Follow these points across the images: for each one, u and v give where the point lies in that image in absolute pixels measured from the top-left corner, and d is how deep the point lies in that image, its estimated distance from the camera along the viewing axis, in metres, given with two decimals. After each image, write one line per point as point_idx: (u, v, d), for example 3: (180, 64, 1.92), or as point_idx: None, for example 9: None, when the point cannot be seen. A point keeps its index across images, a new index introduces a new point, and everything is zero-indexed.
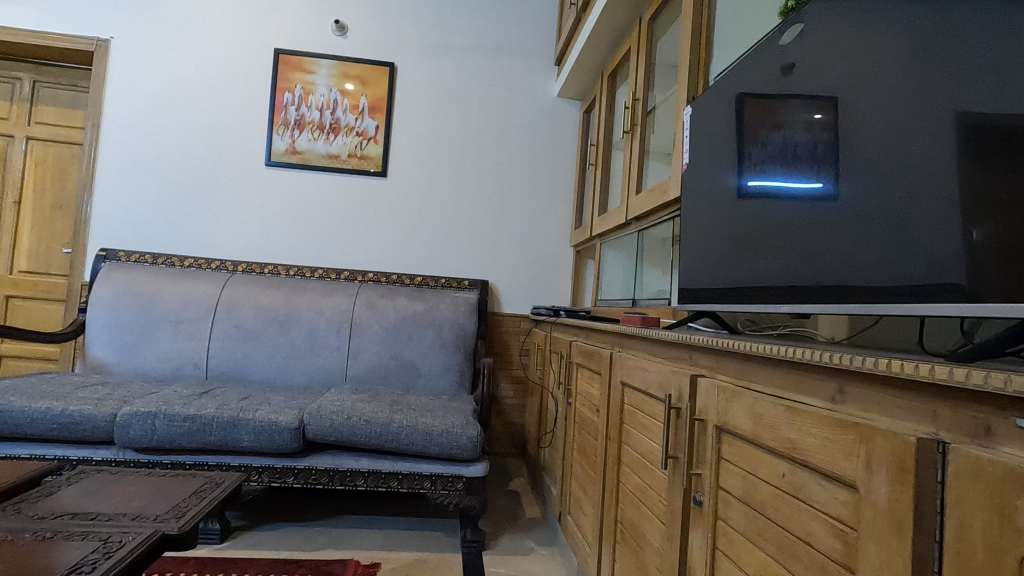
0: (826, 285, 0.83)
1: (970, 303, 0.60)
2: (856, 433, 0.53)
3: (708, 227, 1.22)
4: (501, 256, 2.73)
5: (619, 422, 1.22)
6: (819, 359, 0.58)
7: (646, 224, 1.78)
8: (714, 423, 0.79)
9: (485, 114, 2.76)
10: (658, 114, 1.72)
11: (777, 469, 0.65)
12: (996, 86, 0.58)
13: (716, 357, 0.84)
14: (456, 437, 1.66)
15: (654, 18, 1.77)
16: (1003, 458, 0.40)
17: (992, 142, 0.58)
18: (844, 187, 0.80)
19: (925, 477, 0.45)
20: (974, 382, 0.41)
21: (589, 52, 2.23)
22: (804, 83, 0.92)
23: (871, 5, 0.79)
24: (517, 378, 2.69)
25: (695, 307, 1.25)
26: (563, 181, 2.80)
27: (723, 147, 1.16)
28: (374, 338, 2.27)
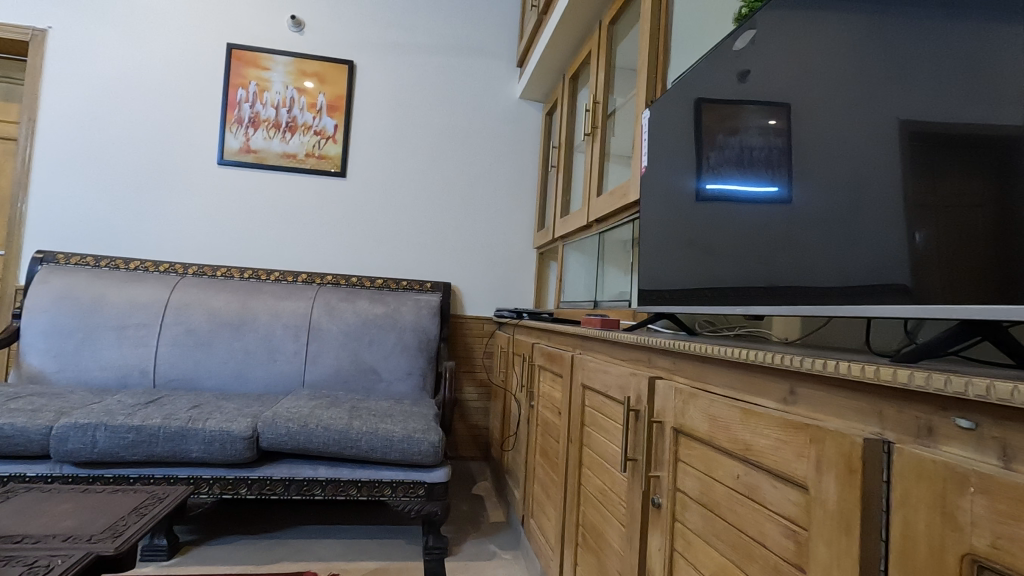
0: (779, 287, 0.85)
1: (913, 303, 0.62)
2: (806, 433, 0.54)
3: (666, 230, 1.24)
4: (464, 258, 2.71)
5: (580, 425, 1.22)
6: (771, 361, 0.59)
7: (607, 226, 1.79)
8: (672, 425, 0.80)
9: (447, 115, 2.73)
10: (618, 116, 1.73)
11: (732, 471, 0.66)
12: (938, 94, 0.60)
13: (674, 359, 0.84)
14: (417, 443, 1.63)
15: (613, 22, 1.78)
16: (944, 458, 0.40)
17: (934, 148, 0.60)
18: (795, 191, 0.82)
19: (872, 478, 0.46)
20: (917, 383, 0.42)
21: (550, 54, 2.23)
22: (758, 89, 0.93)
23: (819, 14, 0.81)
24: (481, 381, 2.66)
25: (654, 308, 1.26)
26: (526, 184, 2.79)
27: (680, 150, 1.18)
28: (333, 341, 2.21)
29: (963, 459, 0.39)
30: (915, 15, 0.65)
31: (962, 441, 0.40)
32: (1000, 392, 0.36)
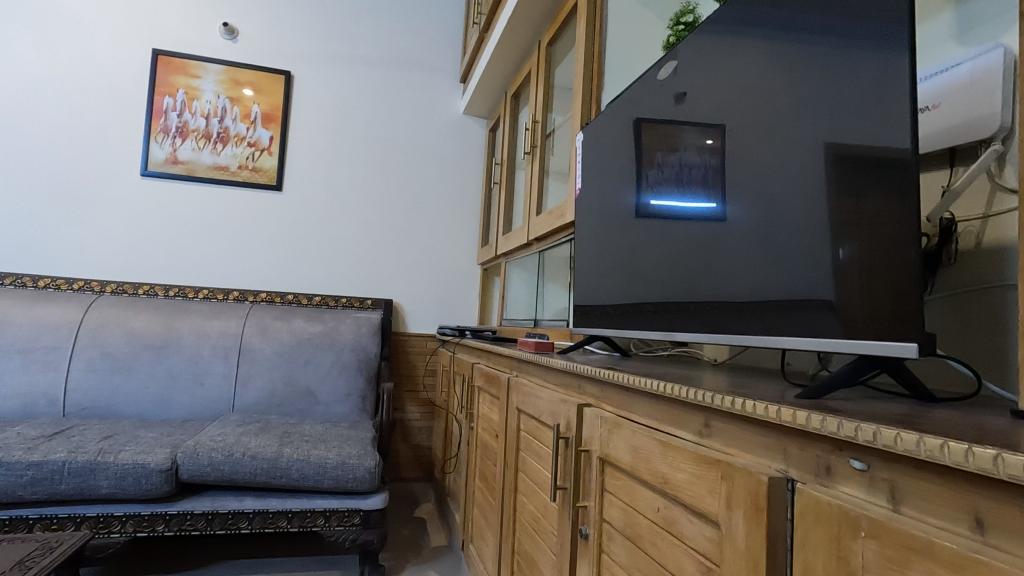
0: (708, 312, 0.85)
1: (835, 328, 0.62)
2: (717, 468, 0.54)
3: (604, 250, 1.22)
4: (406, 275, 2.66)
5: (516, 449, 1.20)
6: (686, 396, 0.59)
7: (547, 245, 1.79)
8: (598, 454, 0.79)
9: (389, 129, 2.69)
10: (557, 136, 1.74)
11: (653, 503, 0.65)
12: (861, 118, 0.60)
13: (602, 387, 0.84)
14: (352, 469, 1.57)
15: (551, 43, 1.80)
16: (841, 500, 0.41)
17: (858, 171, 0.60)
18: (728, 212, 0.81)
19: (777, 516, 0.46)
20: (812, 426, 0.43)
21: (492, 70, 2.24)
22: (693, 110, 0.92)
23: (745, 38, 0.81)
24: (424, 400, 2.61)
25: (588, 331, 1.26)
26: (470, 199, 2.78)
27: (613, 173, 1.19)
28: (265, 362, 2.12)
29: (857, 502, 0.40)
30: (838, 41, 0.64)
31: (855, 481, 0.41)
32: (885, 438, 0.37)
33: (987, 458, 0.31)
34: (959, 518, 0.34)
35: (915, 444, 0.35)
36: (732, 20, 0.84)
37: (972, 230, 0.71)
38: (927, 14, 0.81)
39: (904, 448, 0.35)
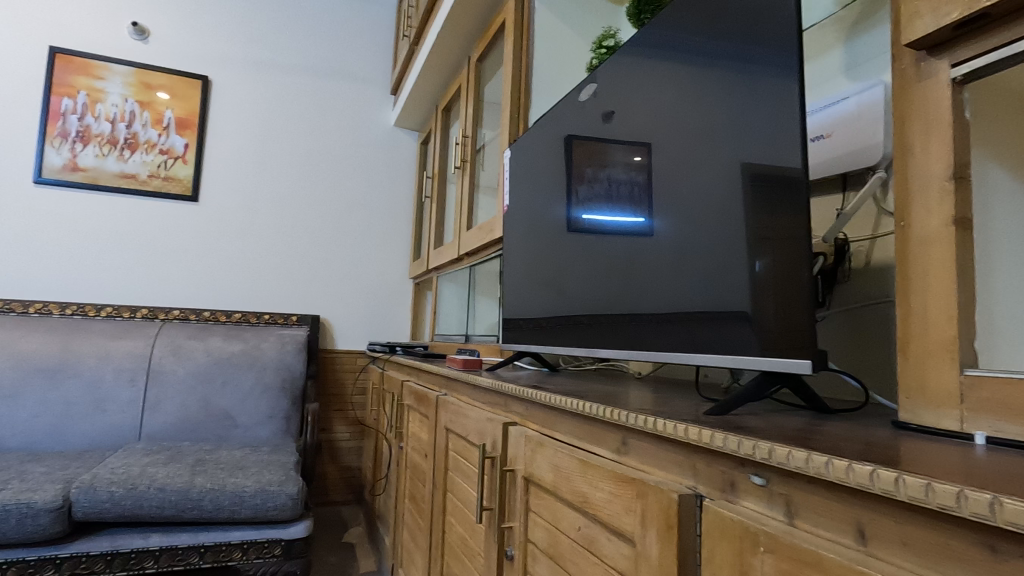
0: (634, 327, 0.86)
1: (748, 344, 0.64)
2: (632, 487, 0.54)
3: (535, 265, 1.22)
4: (333, 289, 2.58)
5: (444, 469, 1.18)
6: (603, 414, 0.60)
7: (478, 260, 1.79)
8: (523, 474, 0.78)
9: (316, 139, 2.61)
10: (487, 151, 1.75)
11: (574, 523, 0.65)
12: (772, 139, 0.62)
13: (527, 405, 0.84)
14: (272, 497, 1.48)
15: (481, 60, 1.82)
16: (743, 514, 0.42)
17: (771, 191, 0.61)
18: (654, 227, 0.82)
19: (687, 533, 0.47)
20: (716, 444, 0.44)
21: (423, 83, 2.22)
22: (619, 128, 0.93)
23: (666, 59, 0.82)
24: (354, 419, 2.51)
25: (517, 347, 1.26)
26: (401, 213, 2.74)
27: (540, 190, 1.20)
28: (177, 385, 1.97)
29: (757, 517, 0.42)
30: (744, 68, 0.67)
31: (756, 496, 0.43)
32: (778, 456, 0.39)
33: (863, 473, 0.33)
34: (845, 530, 0.36)
35: (804, 461, 0.37)
36: (651, 44, 0.86)
37: (863, 250, 0.77)
38: (820, 52, 0.88)
39: (795, 465, 0.37)
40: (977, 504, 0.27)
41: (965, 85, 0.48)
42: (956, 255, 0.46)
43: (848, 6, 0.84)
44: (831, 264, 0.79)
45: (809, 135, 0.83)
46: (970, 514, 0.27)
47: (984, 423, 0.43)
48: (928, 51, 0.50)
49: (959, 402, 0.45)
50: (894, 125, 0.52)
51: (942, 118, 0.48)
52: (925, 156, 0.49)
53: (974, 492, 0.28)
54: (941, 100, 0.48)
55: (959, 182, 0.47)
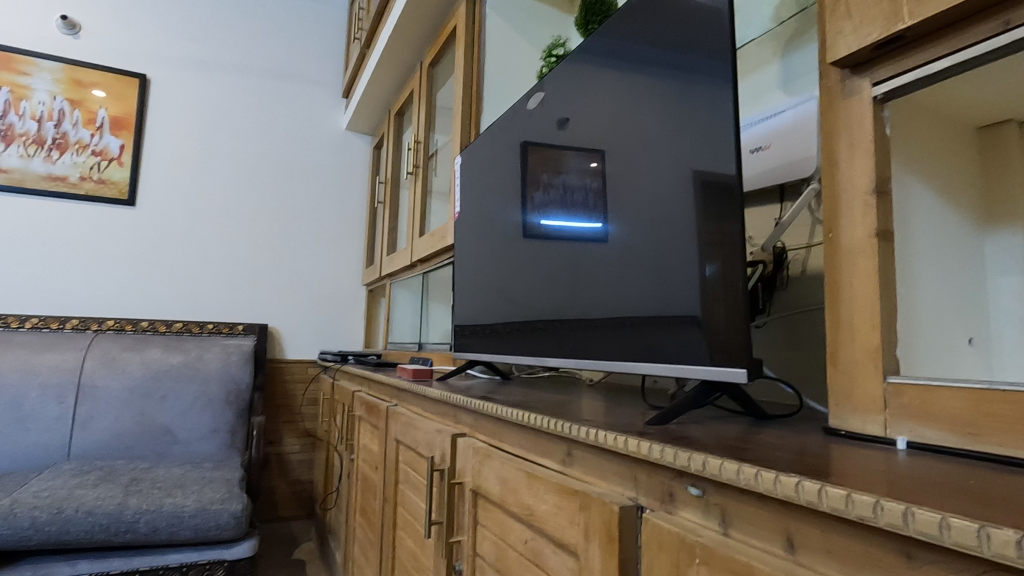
0: (587, 336, 0.85)
1: (694, 353, 0.64)
2: (576, 499, 0.54)
3: (488, 272, 1.20)
4: (282, 297, 2.50)
5: (395, 482, 1.15)
6: (548, 426, 0.60)
7: (431, 267, 1.77)
8: (471, 486, 0.77)
9: (264, 142, 2.54)
10: (439, 156, 1.73)
11: (521, 536, 0.64)
12: (723, 147, 0.61)
13: (476, 416, 0.82)
14: (213, 516, 1.41)
15: (433, 65, 1.80)
16: (680, 526, 0.43)
17: (721, 199, 0.61)
18: (609, 232, 0.81)
19: (628, 544, 0.47)
20: (654, 456, 0.45)
21: (375, 86, 2.19)
22: (574, 135, 0.90)
23: (620, 65, 0.80)
24: (304, 430, 2.43)
25: (469, 355, 1.25)
26: (354, 219, 2.68)
27: (491, 197, 1.19)
28: (111, 400, 1.87)
29: (694, 528, 0.42)
30: (692, 77, 0.66)
31: (693, 507, 0.43)
32: (712, 467, 0.39)
33: (789, 484, 0.33)
34: (775, 539, 0.36)
35: (735, 472, 0.37)
36: (602, 51, 0.85)
37: (800, 258, 0.80)
38: (758, 66, 0.91)
39: (727, 476, 0.38)
40: (892, 515, 0.28)
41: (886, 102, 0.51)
42: (878, 266, 0.48)
43: (783, 22, 0.88)
44: (770, 271, 0.80)
45: (749, 146, 0.85)
46: (886, 525, 0.28)
47: (905, 428, 0.44)
48: (851, 69, 0.52)
49: (882, 408, 0.46)
50: (823, 140, 0.54)
51: (865, 134, 0.50)
52: (850, 171, 0.51)
53: (890, 503, 0.28)
54: (863, 117, 0.50)
55: (881, 196, 0.49)
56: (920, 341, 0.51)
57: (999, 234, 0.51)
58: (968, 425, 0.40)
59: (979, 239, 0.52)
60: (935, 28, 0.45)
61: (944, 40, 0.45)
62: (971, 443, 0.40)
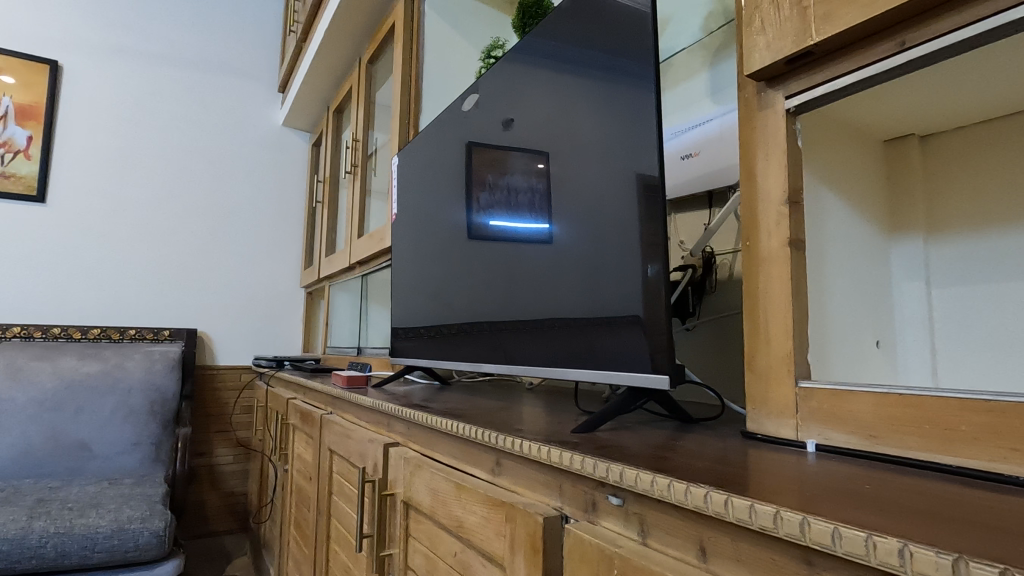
0: (528, 341, 0.83)
1: (627, 359, 0.64)
2: (502, 510, 0.53)
3: (428, 275, 1.16)
4: (212, 299, 2.38)
5: (328, 493, 1.11)
6: (477, 436, 0.59)
7: (369, 269, 1.73)
8: (402, 497, 0.75)
9: (192, 137, 2.42)
10: (378, 156, 1.69)
11: (450, 548, 0.63)
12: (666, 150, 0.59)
13: (409, 425, 0.80)
14: (132, 536, 1.32)
15: (371, 62, 1.76)
16: (600, 536, 0.42)
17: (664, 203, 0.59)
18: (554, 233, 0.78)
19: (552, 555, 0.47)
20: (576, 466, 0.44)
21: (312, 82, 2.11)
22: (518, 136, 0.87)
23: (563, 65, 0.78)
24: (237, 440, 2.31)
25: (407, 361, 1.23)
26: (292, 219, 2.58)
27: (429, 198, 1.16)
28: (17, 414, 1.71)
29: (614, 538, 0.42)
30: (631, 80, 0.64)
31: (614, 516, 0.43)
32: (628, 478, 0.39)
33: (699, 495, 0.34)
34: (689, 547, 0.37)
35: (650, 483, 0.38)
36: (542, 52, 0.82)
37: (727, 262, 0.82)
38: (688, 74, 0.94)
39: (643, 487, 0.38)
40: (791, 525, 0.28)
41: (798, 116, 0.52)
42: (791, 274, 0.50)
43: (711, 33, 0.90)
44: (700, 274, 0.83)
45: (680, 152, 0.87)
46: (785, 535, 0.29)
47: (815, 431, 0.46)
48: (767, 82, 0.53)
49: (795, 412, 0.48)
50: (743, 151, 0.55)
51: (779, 146, 0.51)
52: (766, 181, 0.52)
53: (789, 513, 0.29)
54: (778, 129, 0.52)
55: (793, 206, 0.51)
56: (852, 338, 0.55)
57: (903, 242, 0.60)
58: (871, 428, 0.42)
59: (887, 243, 0.61)
60: (842, 46, 0.46)
61: (849, 57, 0.46)
62: (873, 445, 0.42)
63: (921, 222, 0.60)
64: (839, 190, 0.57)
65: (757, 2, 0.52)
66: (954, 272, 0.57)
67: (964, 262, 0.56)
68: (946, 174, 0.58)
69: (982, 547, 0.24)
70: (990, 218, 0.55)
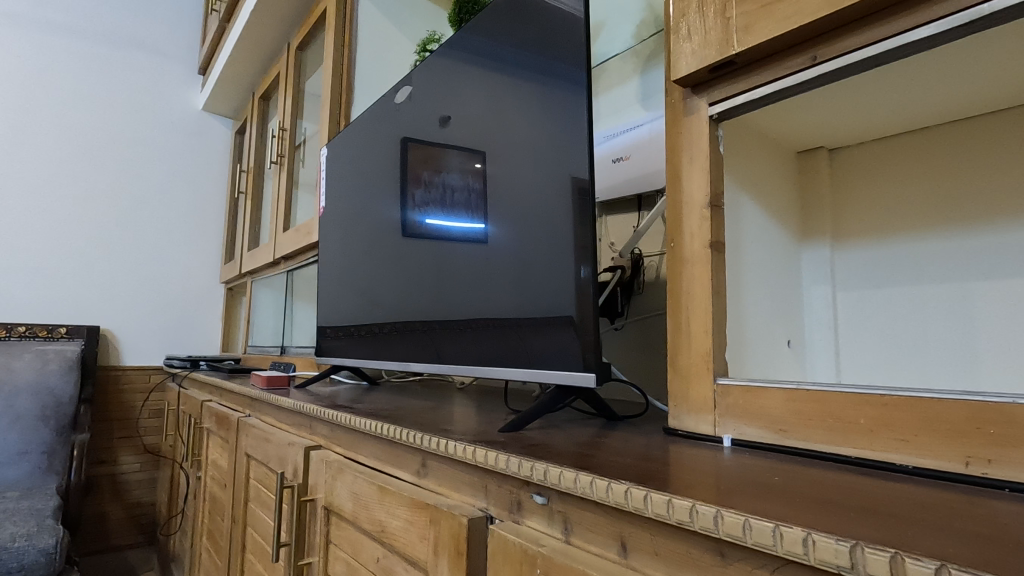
0: (460, 342, 0.81)
1: (556, 359, 0.64)
2: (426, 512, 0.51)
3: (358, 272, 1.12)
4: (119, 294, 2.20)
5: (244, 501, 1.04)
6: (402, 437, 0.57)
7: (295, 264, 1.66)
8: (323, 503, 0.71)
9: (98, 117, 2.23)
10: (307, 147, 1.62)
11: (373, 554, 0.60)
12: None
13: (332, 427, 0.77)
14: (16, 554, 1.19)
15: (301, 48, 1.68)
16: (523, 536, 0.42)
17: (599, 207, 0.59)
18: (490, 233, 0.76)
19: (475, 557, 0.46)
20: (501, 466, 0.44)
21: (236, 65, 2.00)
22: (455, 134, 0.84)
23: (500, 64, 0.76)
24: (144, 446, 2.14)
25: (333, 359, 1.18)
26: (211, 210, 2.43)
27: (360, 192, 1.12)
28: None
29: (538, 537, 0.41)
30: (567, 83, 0.64)
31: (539, 515, 0.43)
32: (552, 476, 0.39)
33: (620, 492, 0.34)
34: (611, 544, 0.37)
35: (573, 481, 0.38)
36: (480, 50, 0.80)
37: (654, 264, 0.84)
38: (621, 79, 0.96)
39: (565, 485, 0.38)
40: (705, 519, 0.29)
41: (720, 123, 0.54)
42: (711, 276, 0.51)
43: (643, 41, 0.93)
44: (628, 276, 0.84)
45: (611, 155, 0.89)
46: (700, 528, 0.29)
47: (730, 428, 0.48)
48: (691, 89, 0.55)
49: (712, 409, 0.49)
50: (669, 156, 0.56)
51: (701, 152, 0.53)
52: (690, 185, 0.54)
53: (703, 507, 0.30)
54: (701, 134, 0.54)
55: (714, 210, 0.52)
56: (767, 338, 0.58)
57: (812, 247, 0.65)
58: (781, 423, 0.44)
59: (799, 248, 0.65)
60: (759, 57, 0.49)
61: (765, 69, 0.49)
62: (783, 439, 0.44)
63: (828, 229, 0.64)
64: (758, 197, 0.60)
65: (684, 10, 0.54)
66: (856, 277, 0.61)
67: (864, 267, 0.61)
68: (849, 185, 0.63)
69: (875, 534, 0.25)
70: (887, 227, 0.60)
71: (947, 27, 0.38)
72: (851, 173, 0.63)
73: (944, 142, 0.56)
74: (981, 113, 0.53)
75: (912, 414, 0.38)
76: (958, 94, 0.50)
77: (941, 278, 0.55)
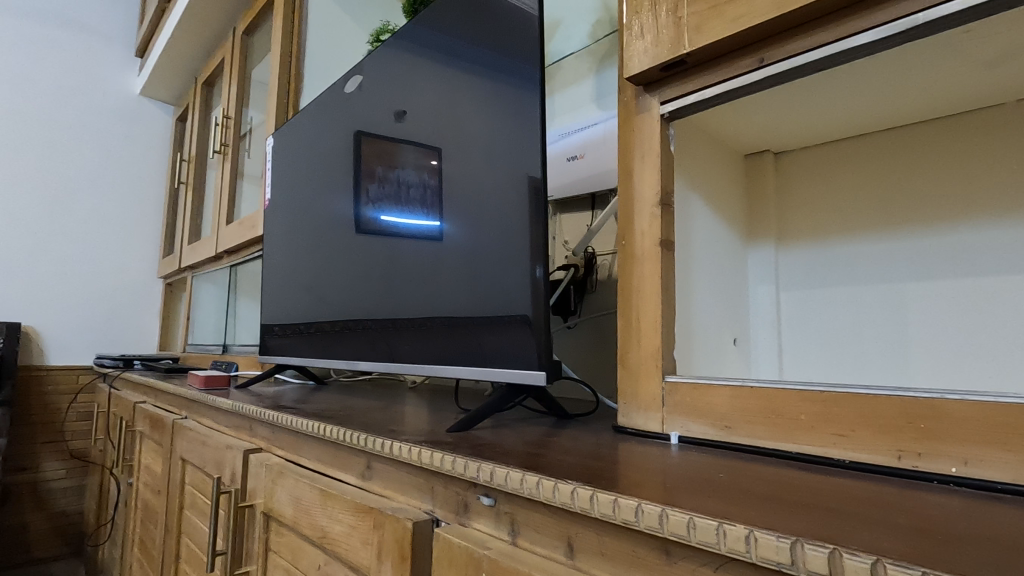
0: (411, 341, 0.79)
1: (508, 358, 0.63)
2: (370, 517, 0.49)
3: (305, 268, 1.07)
4: (44, 288, 2.05)
5: (178, 509, 0.99)
6: (345, 438, 0.55)
7: (238, 259, 1.59)
8: (262, 508, 0.68)
9: (21, 97, 2.06)
10: (253, 136, 1.56)
11: (314, 560, 0.58)
12: None
13: (274, 429, 0.73)
14: None
15: (247, 33, 1.61)
16: (469, 539, 0.41)
17: None
18: (445, 232, 0.74)
19: (419, 562, 0.44)
20: (447, 467, 0.43)
21: (177, 48, 1.90)
22: (410, 128, 0.82)
23: (457, 57, 0.74)
24: (71, 451, 2.00)
25: (279, 358, 1.13)
26: (148, 202, 2.32)
27: (309, 185, 1.07)
28: None
29: (484, 539, 0.40)
30: (524, 81, 0.63)
31: (485, 516, 0.42)
32: (499, 477, 0.38)
33: (566, 492, 0.33)
34: (558, 545, 0.36)
35: (520, 482, 0.37)
36: (436, 43, 0.78)
37: (607, 263, 0.85)
38: (577, 78, 0.96)
39: (512, 487, 0.37)
40: (650, 518, 0.29)
41: (671, 122, 0.55)
42: (660, 274, 0.52)
43: (598, 40, 0.93)
44: (581, 274, 0.85)
45: (566, 154, 0.89)
46: (645, 528, 0.29)
47: (678, 425, 0.48)
48: (644, 88, 0.55)
49: (661, 406, 0.50)
50: (621, 154, 0.56)
51: (653, 150, 0.53)
52: (641, 183, 0.54)
53: (649, 506, 0.29)
54: (652, 133, 0.54)
55: (664, 209, 0.53)
56: (715, 336, 0.59)
57: (758, 249, 0.66)
58: (726, 420, 0.45)
59: (746, 249, 0.67)
60: (709, 58, 0.49)
61: (716, 69, 0.49)
62: (729, 436, 0.45)
63: (773, 231, 0.66)
64: (708, 198, 0.61)
65: (637, 8, 0.54)
66: (799, 278, 0.63)
67: (807, 268, 0.63)
68: (793, 188, 0.65)
69: (815, 529, 0.25)
70: (827, 229, 0.62)
71: (887, 33, 0.39)
72: (795, 177, 0.65)
73: (884, 150, 0.58)
74: (914, 123, 0.56)
75: (849, 410, 0.39)
76: (898, 102, 0.52)
77: (877, 280, 0.57)
